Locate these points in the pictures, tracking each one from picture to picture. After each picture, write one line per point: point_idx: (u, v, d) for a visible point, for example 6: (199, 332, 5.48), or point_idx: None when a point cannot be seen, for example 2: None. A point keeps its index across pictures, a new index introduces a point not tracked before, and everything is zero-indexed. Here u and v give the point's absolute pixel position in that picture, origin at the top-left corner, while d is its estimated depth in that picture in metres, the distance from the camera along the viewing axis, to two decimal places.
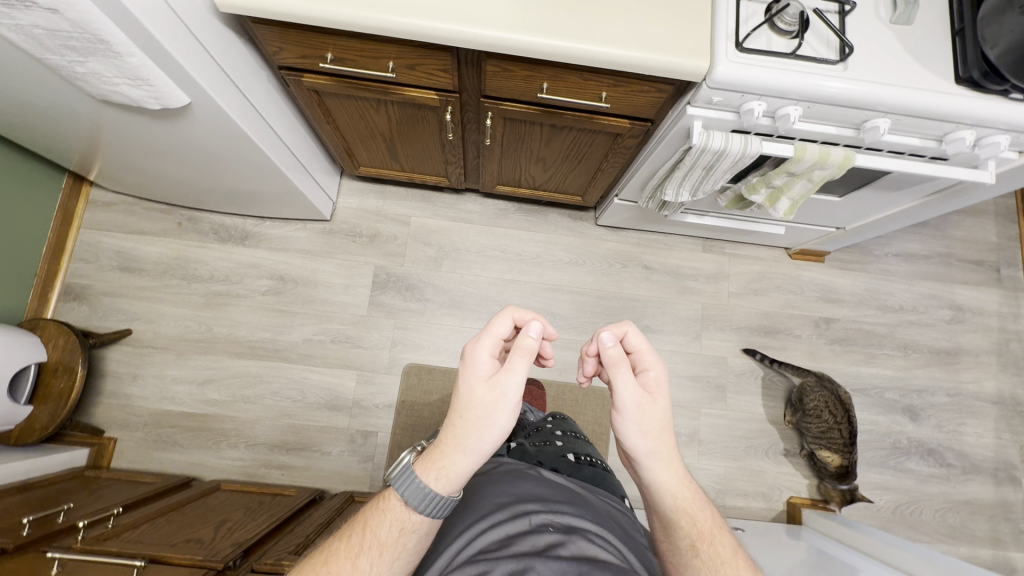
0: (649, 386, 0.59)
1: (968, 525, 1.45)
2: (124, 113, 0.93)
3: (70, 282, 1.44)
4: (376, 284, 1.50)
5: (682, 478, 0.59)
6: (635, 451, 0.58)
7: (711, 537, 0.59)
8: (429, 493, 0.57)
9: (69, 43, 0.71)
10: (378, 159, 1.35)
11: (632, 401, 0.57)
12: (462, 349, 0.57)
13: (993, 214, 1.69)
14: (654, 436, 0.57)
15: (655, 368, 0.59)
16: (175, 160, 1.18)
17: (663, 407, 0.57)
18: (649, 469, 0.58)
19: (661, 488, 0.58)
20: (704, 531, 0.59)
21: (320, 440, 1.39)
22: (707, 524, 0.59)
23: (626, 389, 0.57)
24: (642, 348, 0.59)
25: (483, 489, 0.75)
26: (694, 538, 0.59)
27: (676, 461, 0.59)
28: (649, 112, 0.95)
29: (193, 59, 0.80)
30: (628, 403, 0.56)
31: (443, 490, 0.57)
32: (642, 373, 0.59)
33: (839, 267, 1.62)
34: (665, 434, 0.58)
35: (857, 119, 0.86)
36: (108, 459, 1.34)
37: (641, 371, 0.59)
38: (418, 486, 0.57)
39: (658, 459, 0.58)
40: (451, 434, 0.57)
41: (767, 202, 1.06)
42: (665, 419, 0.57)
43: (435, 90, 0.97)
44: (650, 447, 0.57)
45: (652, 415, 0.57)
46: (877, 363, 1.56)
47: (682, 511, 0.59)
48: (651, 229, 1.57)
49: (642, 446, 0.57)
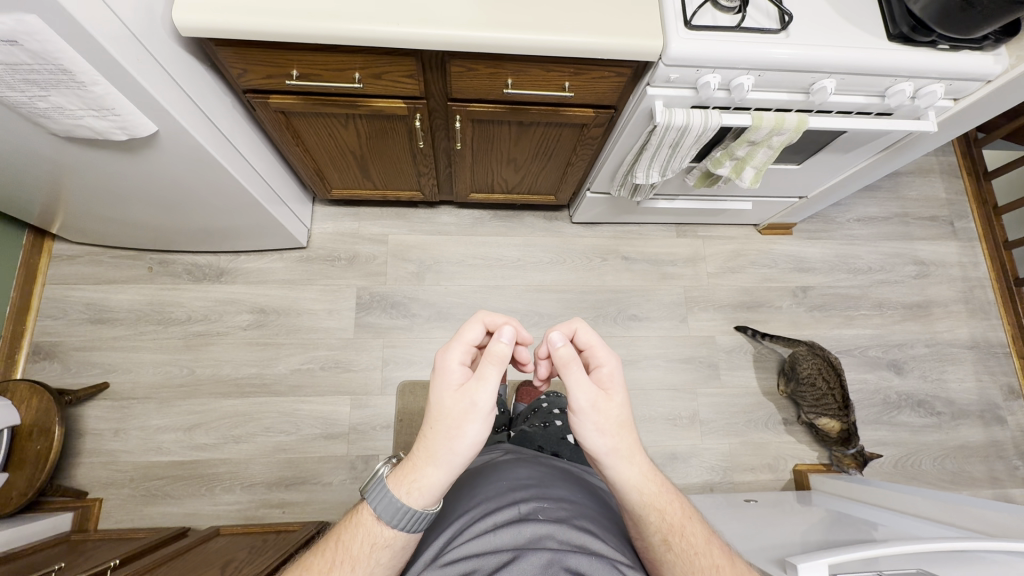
0: (603, 382, 0.58)
1: (966, 469, 1.49)
2: (88, 151, 0.92)
3: (38, 340, 1.38)
4: (360, 305, 1.49)
5: (646, 473, 0.58)
6: (595, 452, 0.56)
7: (682, 529, 0.59)
8: (402, 507, 0.55)
9: (30, 77, 0.71)
10: (350, 180, 1.36)
11: (586, 400, 0.55)
12: (434, 357, 0.56)
13: (938, 173, 1.80)
14: (612, 434, 0.56)
15: (608, 364, 0.58)
16: (143, 202, 1.16)
17: (619, 404, 0.57)
18: (611, 468, 0.57)
19: (626, 486, 0.57)
20: (673, 524, 0.59)
21: (319, 471, 1.35)
22: (676, 516, 0.59)
23: (580, 389, 0.55)
24: (593, 345, 0.59)
25: (475, 480, 0.73)
26: (664, 533, 0.58)
27: (638, 457, 0.57)
28: (611, 98, 0.99)
29: (158, 85, 0.80)
30: (581, 403, 0.55)
31: (416, 504, 0.55)
32: (596, 370, 0.59)
33: (807, 237, 1.69)
34: (624, 430, 0.57)
35: (805, 83, 0.92)
36: (93, 521, 1.26)
37: (594, 369, 0.58)
38: (390, 500, 0.56)
39: (619, 457, 0.56)
40: (423, 445, 0.56)
41: (732, 173, 1.11)
42: (623, 415, 0.57)
43: (402, 99, 0.99)
44: (610, 446, 0.56)
45: (609, 412, 0.56)
46: (856, 324, 1.62)
47: (650, 507, 0.58)
48: (625, 221, 1.62)
49: (601, 446, 0.56)
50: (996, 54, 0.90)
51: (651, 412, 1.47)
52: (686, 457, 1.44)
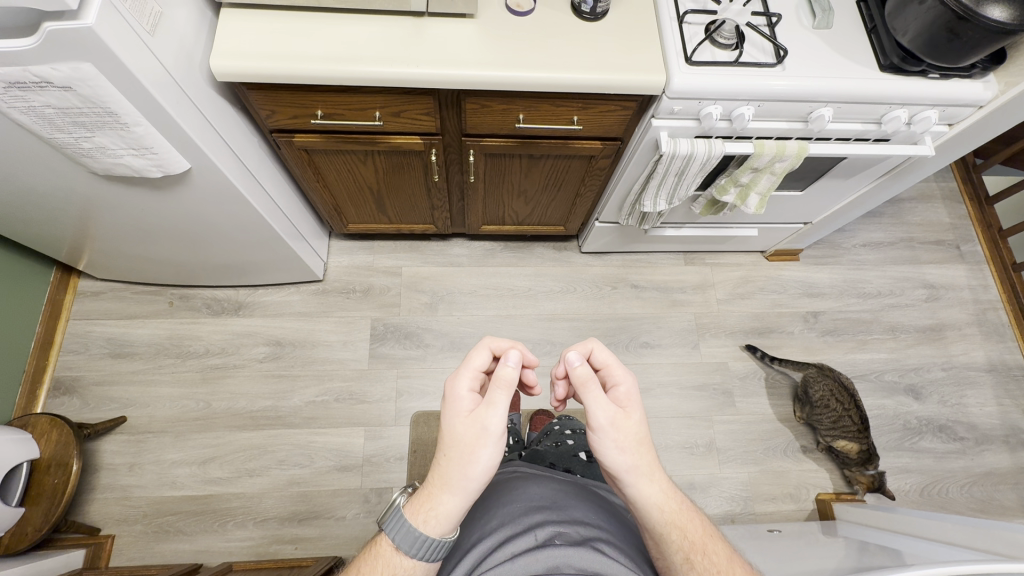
0: (620, 401, 0.59)
1: (997, 496, 1.44)
2: (120, 188, 0.97)
3: (59, 376, 1.40)
4: (374, 336, 1.51)
5: (666, 491, 0.57)
6: (615, 470, 0.56)
7: (704, 547, 0.58)
8: (421, 536, 0.55)
9: (79, 119, 0.77)
10: (366, 215, 1.42)
11: (605, 417, 0.56)
12: (444, 385, 0.57)
13: (940, 198, 1.83)
14: (632, 451, 0.56)
15: (624, 382, 0.59)
16: (167, 238, 1.20)
17: (637, 420, 0.57)
18: (632, 486, 0.57)
19: (647, 504, 0.57)
20: (695, 542, 0.58)
21: (333, 505, 1.33)
22: (698, 534, 0.58)
23: (598, 408, 0.56)
24: (608, 364, 0.60)
25: (490, 503, 0.71)
26: (686, 551, 0.57)
27: (658, 474, 0.57)
28: (618, 130, 1.04)
29: (193, 126, 0.85)
30: (601, 421, 0.56)
31: (434, 532, 0.55)
32: (613, 389, 0.60)
33: (814, 263, 1.71)
34: (642, 447, 0.57)
35: (804, 111, 0.96)
36: (105, 559, 1.25)
37: (611, 387, 0.59)
38: (408, 530, 0.55)
39: (639, 475, 0.56)
40: (439, 473, 0.56)
41: (737, 200, 1.14)
42: (641, 432, 0.57)
43: (419, 135, 1.04)
44: (630, 463, 0.56)
45: (627, 429, 0.57)
46: (870, 348, 1.61)
47: (671, 526, 0.57)
48: (633, 251, 1.65)
49: (621, 463, 0.56)
50: (985, 81, 0.94)
51: (666, 441, 1.45)
52: (705, 487, 1.41)
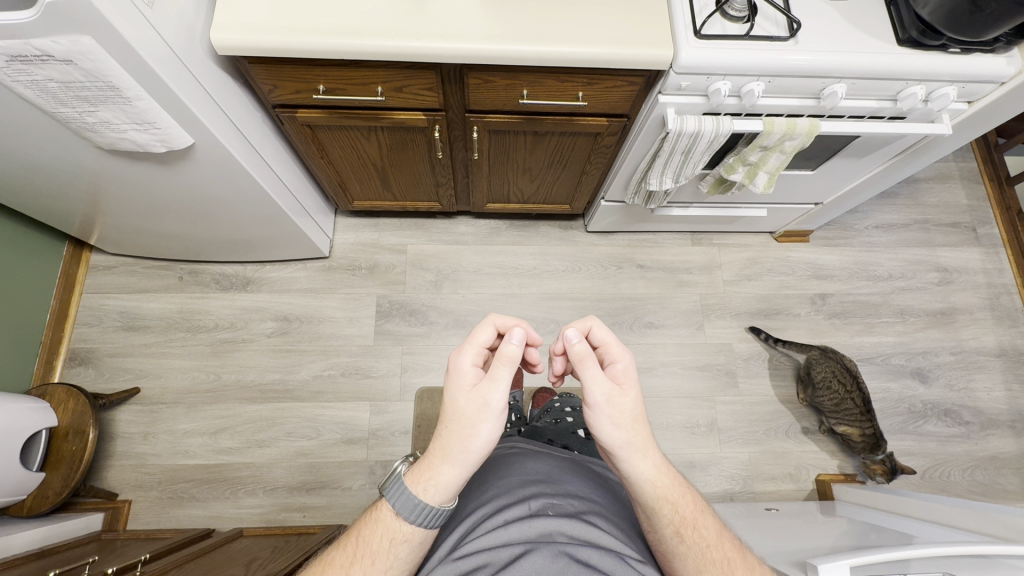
0: (617, 378, 0.58)
1: (999, 481, 1.44)
2: (127, 163, 0.98)
3: (75, 347, 1.44)
4: (380, 313, 1.52)
5: (659, 467, 0.58)
6: (609, 445, 0.57)
7: (694, 521, 0.59)
8: (419, 503, 0.57)
9: (81, 94, 0.77)
10: (371, 192, 1.42)
11: (600, 394, 0.56)
12: (447, 359, 0.58)
13: (958, 179, 1.78)
14: (627, 427, 0.56)
15: (622, 359, 0.58)
16: (176, 214, 1.22)
17: (633, 397, 0.57)
18: (625, 462, 0.57)
19: (640, 479, 0.57)
20: (685, 517, 0.59)
21: (340, 476, 1.37)
22: (689, 510, 0.59)
23: (594, 385, 0.56)
24: (607, 342, 0.59)
25: (485, 476, 0.72)
26: (677, 525, 0.58)
27: (651, 450, 0.58)
28: (624, 107, 1.02)
29: (194, 99, 0.85)
30: (597, 398, 0.56)
31: (432, 501, 0.57)
32: (611, 366, 0.59)
33: (825, 244, 1.68)
34: (638, 424, 0.57)
35: (816, 88, 0.93)
36: (122, 522, 1.30)
37: (609, 364, 0.59)
38: (407, 497, 0.57)
39: (633, 451, 0.56)
40: (440, 443, 0.57)
41: (746, 179, 1.12)
42: (637, 409, 0.57)
43: (421, 110, 1.03)
44: (624, 439, 0.56)
45: (622, 406, 0.56)
46: (878, 331, 1.60)
47: (662, 500, 0.58)
48: (640, 230, 1.63)
49: (616, 439, 0.56)
50: (1009, 57, 0.91)
51: (668, 420, 1.46)
52: (706, 465, 1.43)
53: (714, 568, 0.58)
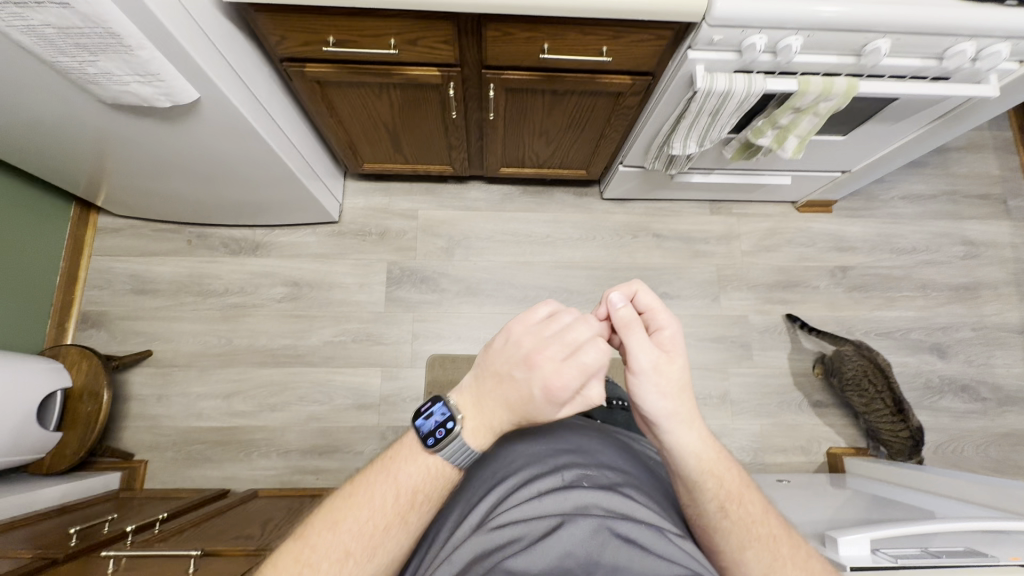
0: (664, 345, 0.56)
1: (1012, 457, 1.43)
2: (131, 119, 0.94)
3: (86, 310, 1.44)
4: (391, 279, 1.50)
5: (703, 438, 0.57)
6: (654, 415, 0.55)
7: (739, 497, 0.57)
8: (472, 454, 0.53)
9: (81, 41, 0.73)
10: (382, 154, 1.37)
11: (647, 360, 0.54)
12: (561, 358, 0.50)
13: (992, 148, 1.71)
14: (673, 397, 0.55)
15: (669, 326, 0.56)
16: (183, 174, 1.18)
17: (680, 366, 0.55)
18: (670, 433, 0.55)
19: (683, 451, 0.56)
20: (730, 491, 0.57)
21: (352, 440, 1.38)
22: (733, 483, 0.57)
23: (642, 351, 0.54)
24: (653, 307, 0.57)
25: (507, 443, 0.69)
26: (721, 500, 0.56)
27: (696, 421, 0.56)
28: (650, 64, 0.96)
29: (200, 48, 0.81)
30: (643, 364, 0.54)
31: None
32: (657, 333, 0.57)
33: (848, 215, 1.63)
34: (683, 394, 0.56)
35: (858, 44, 0.87)
36: (139, 481, 1.32)
37: (655, 331, 0.57)
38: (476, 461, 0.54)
39: (678, 421, 0.55)
40: (507, 412, 0.53)
41: (775, 143, 1.07)
42: (682, 377, 0.56)
43: (436, 66, 0.98)
44: (669, 408, 0.55)
45: (668, 374, 0.55)
46: (898, 305, 1.56)
47: (706, 473, 0.56)
48: (657, 198, 1.58)
49: (661, 408, 0.54)
50: None
51: None
52: (716, 436, 1.43)
53: (759, 545, 0.55)
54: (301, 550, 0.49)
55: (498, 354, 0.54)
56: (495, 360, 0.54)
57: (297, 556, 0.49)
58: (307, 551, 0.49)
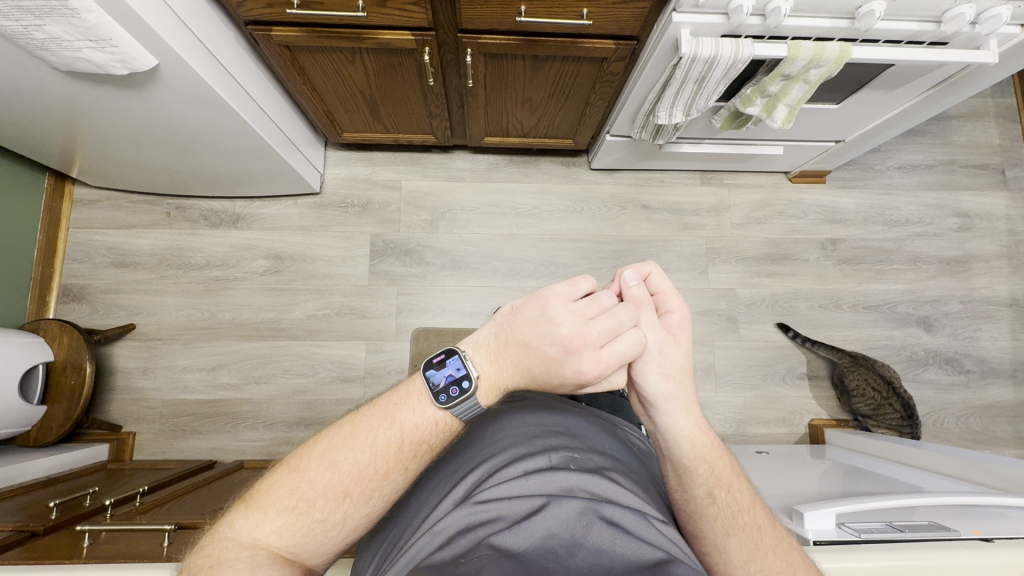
0: (672, 329, 0.55)
1: (991, 428, 1.45)
2: (91, 86, 0.90)
3: (66, 283, 1.42)
4: (374, 252, 1.48)
5: (699, 425, 0.55)
6: (653, 395, 0.54)
7: (728, 485, 0.57)
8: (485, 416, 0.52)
9: (23, 4, 0.69)
10: (362, 123, 1.33)
11: (654, 341, 0.53)
12: (595, 345, 0.49)
13: (993, 115, 1.65)
14: (674, 379, 0.54)
15: (678, 310, 0.56)
16: (155, 145, 1.15)
17: (685, 351, 0.55)
18: (666, 416, 0.54)
19: (678, 436, 0.55)
20: (721, 479, 0.56)
21: (337, 413, 1.39)
22: (724, 471, 0.57)
23: (650, 333, 0.54)
24: (665, 290, 0.57)
25: (483, 420, 0.62)
26: (710, 486, 0.55)
27: (694, 407, 0.55)
28: (634, 27, 0.92)
29: (156, 15, 0.77)
30: (650, 344, 0.53)
31: None
32: (664, 316, 0.56)
33: (841, 186, 1.59)
34: (685, 377, 0.55)
35: (851, 6, 0.82)
36: (129, 453, 1.35)
37: (664, 314, 0.56)
38: None
39: (677, 404, 0.54)
40: (523, 379, 0.52)
41: (763, 113, 1.03)
42: (686, 362, 0.55)
43: (409, 30, 0.94)
44: (670, 391, 0.54)
45: (674, 357, 0.54)
46: (888, 279, 1.55)
47: (699, 460, 0.55)
48: (647, 168, 1.55)
49: (662, 390, 0.53)
50: None
51: None
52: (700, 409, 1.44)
53: (742, 534, 0.55)
54: (298, 482, 0.49)
55: (529, 324, 0.51)
56: (525, 330, 0.51)
57: (295, 487, 0.48)
58: (304, 484, 0.48)
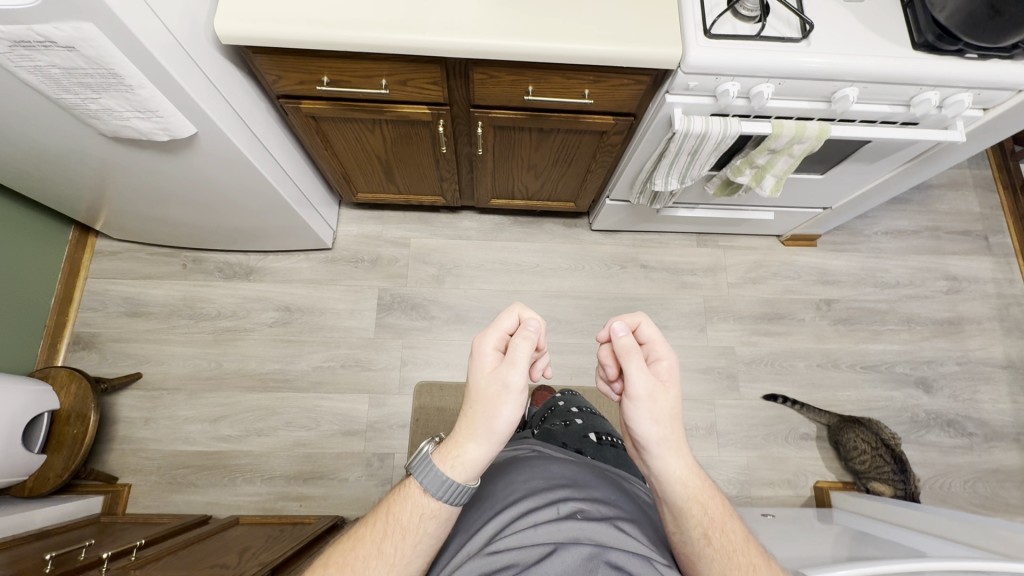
0: (662, 376, 0.57)
1: (1001, 494, 1.42)
2: (131, 150, 0.97)
3: (78, 331, 1.45)
4: (381, 306, 1.52)
5: (691, 467, 0.57)
6: (644, 440, 0.56)
7: (722, 525, 0.57)
8: (448, 481, 0.55)
9: (85, 81, 0.77)
10: (377, 185, 1.41)
11: (643, 388, 0.56)
12: (471, 341, 0.57)
13: (972, 186, 1.75)
14: (665, 424, 0.55)
15: (667, 358, 0.58)
16: (181, 202, 1.22)
17: (674, 397, 0.56)
18: (658, 459, 0.56)
19: (670, 479, 0.56)
20: (715, 519, 0.57)
21: (337, 467, 1.38)
22: (718, 511, 0.57)
23: (639, 379, 0.56)
24: (654, 339, 0.59)
25: (500, 477, 0.68)
26: (705, 527, 0.57)
27: (684, 450, 0.57)
28: (631, 105, 1.01)
29: (201, 91, 0.86)
30: (639, 391, 0.55)
31: (460, 477, 0.55)
32: (654, 363, 0.58)
33: (832, 249, 1.66)
34: (675, 422, 0.56)
35: (827, 91, 0.91)
36: (122, 506, 1.32)
37: (654, 362, 0.58)
38: (436, 474, 0.55)
39: (668, 448, 0.55)
40: (464, 420, 0.56)
41: (752, 182, 1.10)
42: (676, 408, 0.56)
43: (426, 104, 1.03)
44: (660, 434, 0.55)
45: (664, 403, 0.56)
46: (883, 339, 1.58)
47: (693, 501, 0.56)
48: (645, 230, 1.62)
49: (652, 435, 0.55)
50: None
51: None
52: (703, 468, 1.42)
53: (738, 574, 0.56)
54: None
55: None
56: None
57: None
58: None
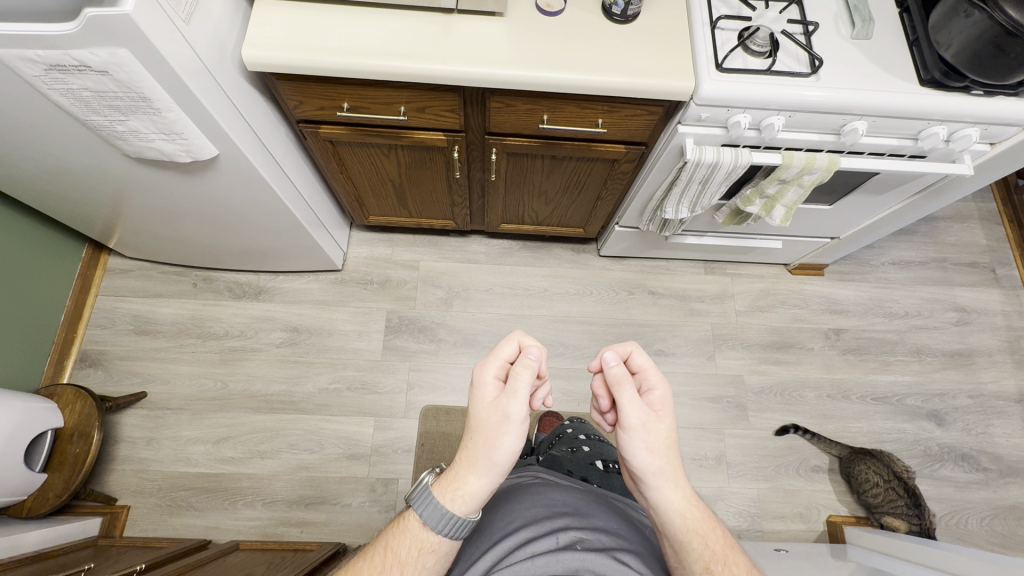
0: (654, 406, 0.57)
1: (1019, 532, 1.38)
2: (151, 170, 0.99)
3: (86, 349, 1.45)
4: (389, 328, 1.52)
5: (689, 498, 0.56)
6: (641, 471, 0.55)
7: (723, 558, 0.56)
8: (448, 514, 0.55)
9: (113, 103, 0.79)
10: (387, 208, 1.43)
11: (635, 418, 0.55)
12: (472, 371, 0.57)
13: (977, 218, 1.76)
14: (661, 454, 0.55)
15: (660, 388, 0.57)
16: (196, 221, 1.23)
17: (668, 426, 0.56)
18: (655, 490, 0.55)
19: (668, 510, 0.55)
20: (716, 552, 0.56)
21: (340, 492, 1.36)
22: (718, 544, 0.57)
23: (632, 409, 0.55)
24: (647, 368, 0.58)
25: (501, 505, 0.66)
26: (706, 561, 0.56)
27: (682, 480, 0.56)
28: (642, 136, 1.03)
29: (223, 113, 0.87)
30: (633, 421, 0.55)
31: (460, 510, 0.55)
32: (648, 393, 0.58)
33: (839, 278, 1.66)
34: (671, 452, 0.55)
35: (837, 124, 0.93)
36: (120, 528, 1.29)
37: (647, 391, 0.58)
38: (436, 506, 0.55)
39: (664, 479, 0.55)
40: (465, 451, 0.56)
41: (762, 212, 1.11)
42: (670, 437, 0.56)
43: (442, 131, 1.05)
44: (656, 466, 0.55)
45: (657, 433, 0.55)
46: (893, 370, 1.57)
47: (691, 534, 0.56)
48: (652, 257, 1.63)
49: (647, 465, 0.54)
50: None
51: None
52: (713, 500, 1.40)
53: None
54: None
55: None
56: None
57: None
58: None
